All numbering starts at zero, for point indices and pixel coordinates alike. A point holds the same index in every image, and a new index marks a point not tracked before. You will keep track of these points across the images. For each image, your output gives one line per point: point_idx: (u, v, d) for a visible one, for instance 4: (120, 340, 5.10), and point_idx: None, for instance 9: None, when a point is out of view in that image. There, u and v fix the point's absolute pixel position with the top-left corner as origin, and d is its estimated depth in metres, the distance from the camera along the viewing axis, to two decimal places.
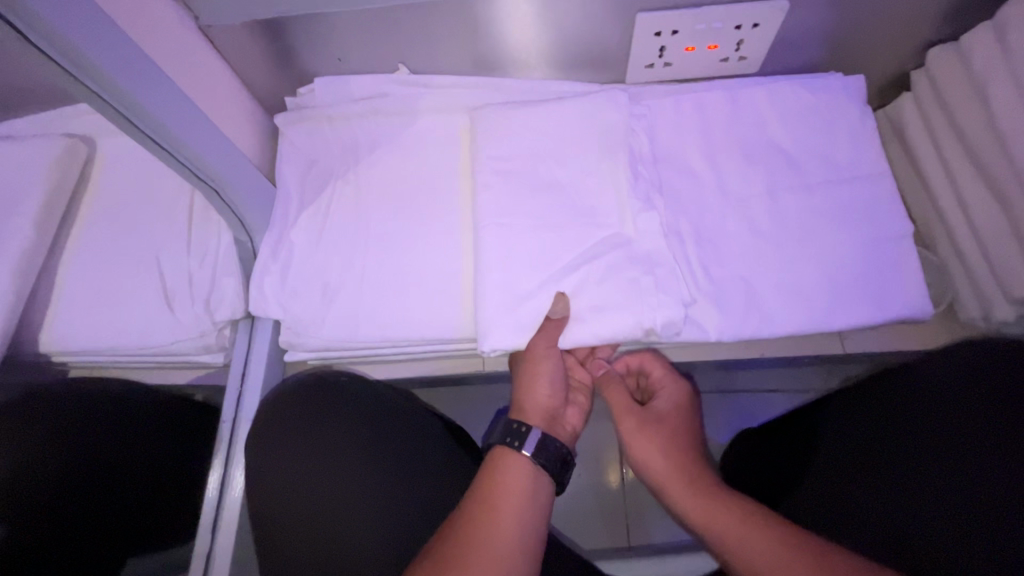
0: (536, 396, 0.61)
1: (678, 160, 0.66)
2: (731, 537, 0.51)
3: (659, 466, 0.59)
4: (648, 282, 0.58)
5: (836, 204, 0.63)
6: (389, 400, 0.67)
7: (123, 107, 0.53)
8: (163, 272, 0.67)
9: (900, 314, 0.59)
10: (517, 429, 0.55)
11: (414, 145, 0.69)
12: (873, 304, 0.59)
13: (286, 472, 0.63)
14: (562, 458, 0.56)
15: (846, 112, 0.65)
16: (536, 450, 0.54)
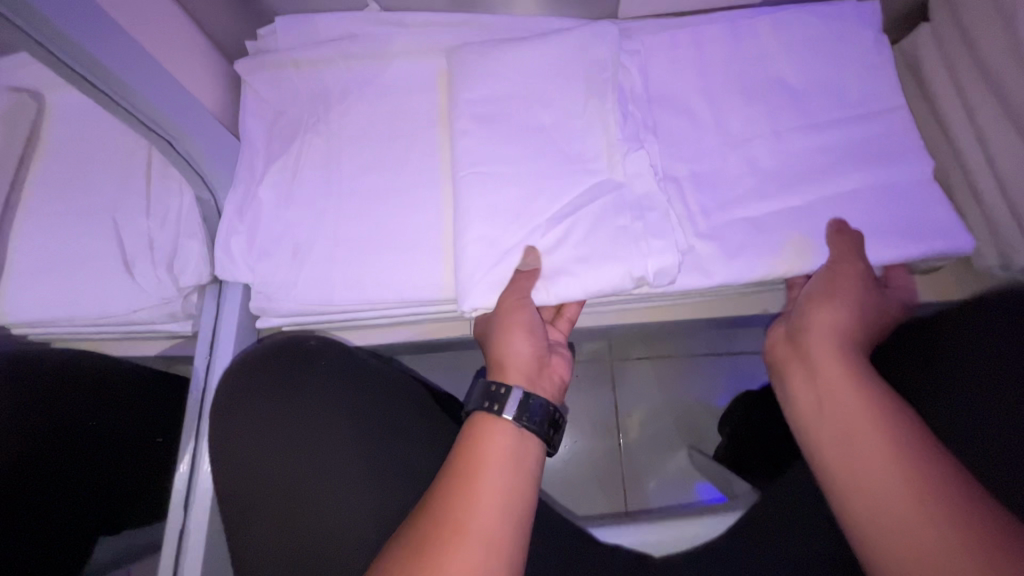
0: (513, 354, 0.55)
1: (675, 101, 0.60)
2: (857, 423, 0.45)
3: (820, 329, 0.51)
4: (638, 230, 0.54)
5: (847, 145, 0.58)
6: (367, 373, 0.63)
7: (59, 52, 0.46)
8: (121, 236, 0.62)
9: (936, 247, 0.53)
10: (494, 392, 0.51)
11: (389, 90, 0.63)
12: (903, 236, 0.54)
13: (253, 448, 0.59)
14: (550, 418, 0.52)
15: (859, 44, 0.60)
16: (520, 412, 0.50)
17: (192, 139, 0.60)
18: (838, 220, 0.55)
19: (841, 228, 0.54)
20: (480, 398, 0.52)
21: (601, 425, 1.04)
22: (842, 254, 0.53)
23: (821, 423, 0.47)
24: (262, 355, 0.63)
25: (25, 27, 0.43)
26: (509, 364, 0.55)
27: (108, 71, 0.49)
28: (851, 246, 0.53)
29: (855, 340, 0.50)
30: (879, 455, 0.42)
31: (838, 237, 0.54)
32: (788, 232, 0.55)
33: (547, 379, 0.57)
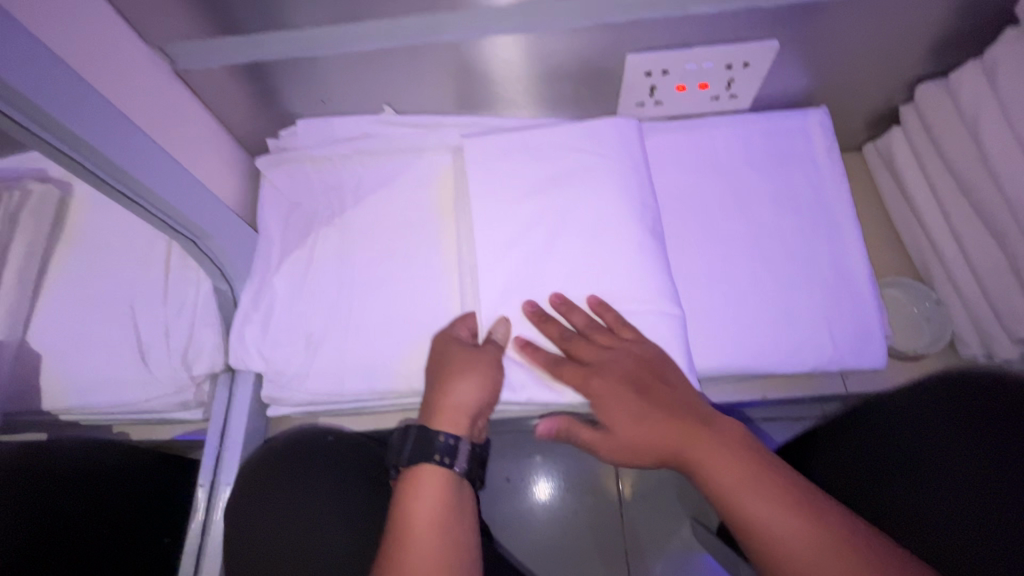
0: (452, 400, 0.54)
1: (672, 201, 0.65)
2: (757, 528, 0.44)
3: (678, 437, 0.49)
4: None
5: (827, 242, 0.63)
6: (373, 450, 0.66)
7: (110, 176, 0.49)
8: (138, 324, 0.64)
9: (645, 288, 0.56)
10: (451, 446, 0.52)
11: (403, 187, 0.66)
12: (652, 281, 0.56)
13: (267, 531, 0.59)
14: (482, 461, 0.55)
15: (834, 153, 0.66)
16: (468, 463, 0.53)
17: (214, 238, 0.61)
18: (531, 301, 0.56)
19: (598, 300, 0.56)
20: (427, 448, 0.53)
21: (601, 491, 1.03)
22: (590, 332, 0.55)
23: (745, 535, 0.44)
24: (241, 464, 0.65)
25: (72, 152, 0.45)
26: (452, 415, 0.54)
27: (144, 185, 0.51)
28: (587, 322, 0.56)
29: (687, 414, 0.50)
30: (804, 543, 0.42)
31: (573, 314, 0.56)
32: (780, 331, 0.59)
33: (481, 427, 0.57)
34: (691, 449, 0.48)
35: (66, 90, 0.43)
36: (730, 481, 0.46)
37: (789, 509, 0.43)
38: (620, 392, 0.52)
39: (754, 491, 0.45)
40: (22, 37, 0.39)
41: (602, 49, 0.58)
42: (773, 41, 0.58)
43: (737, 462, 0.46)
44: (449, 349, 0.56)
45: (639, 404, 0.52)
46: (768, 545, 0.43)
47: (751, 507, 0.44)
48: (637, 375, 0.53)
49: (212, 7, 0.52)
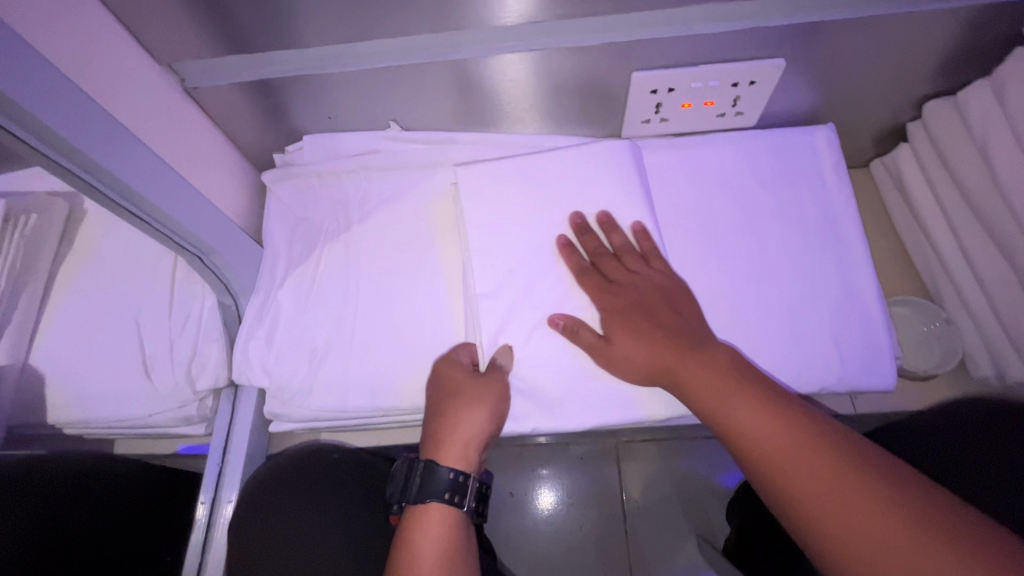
0: (459, 433, 0.55)
1: (679, 217, 0.65)
2: (736, 424, 0.45)
3: (670, 354, 0.51)
4: None
5: (834, 260, 0.62)
6: (379, 468, 0.66)
7: (115, 192, 0.49)
8: (143, 338, 0.64)
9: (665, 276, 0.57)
10: (460, 483, 0.54)
11: (408, 202, 0.66)
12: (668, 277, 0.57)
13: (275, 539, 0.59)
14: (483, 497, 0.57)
15: (841, 171, 0.66)
16: (475, 502, 0.55)
17: (220, 253, 0.61)
18: (579, 214, 0.60)
19: (640, 227, 0.59)
20: (434, 484, 0.54)
21: (605, 507, 1.02)
22: (620, 254, 0.58)
23: (727, 431, 0.46)
24: (244, 483, 0.65)
25: (79, 170, 0.45)
26: (458, 447, 0.55)
27: (149, 202, 0.51)
28: (624, 243, 0.58)
29: (682, 333, 0.52)
30: (780, 434, 0.43)
31: (611, 234, 0.59)
32: (787, 351, 0.59)
33: (482, 458, 0.59)
34: (680, 361, 0.50)
35: (75, 110, 0.43)
36: (714, 391, 0.47)
37: (770, 411, 0.44)
38: (630, 311, 0.54)
39: (735, 397, 0.46)
40: (31, 58, 0.40)
41: (608, 66, 0.58)
42: (778, 59, 0.59)
43: (725, 371, 0.48)
44: (454, 379, 0.57)
45: (647, 318, 0.54)
46: (747, 440, 0.44)
47: (732, 412, 0.46)
48: (650, 297, 0.55)
49: (221, 26, 0.52)
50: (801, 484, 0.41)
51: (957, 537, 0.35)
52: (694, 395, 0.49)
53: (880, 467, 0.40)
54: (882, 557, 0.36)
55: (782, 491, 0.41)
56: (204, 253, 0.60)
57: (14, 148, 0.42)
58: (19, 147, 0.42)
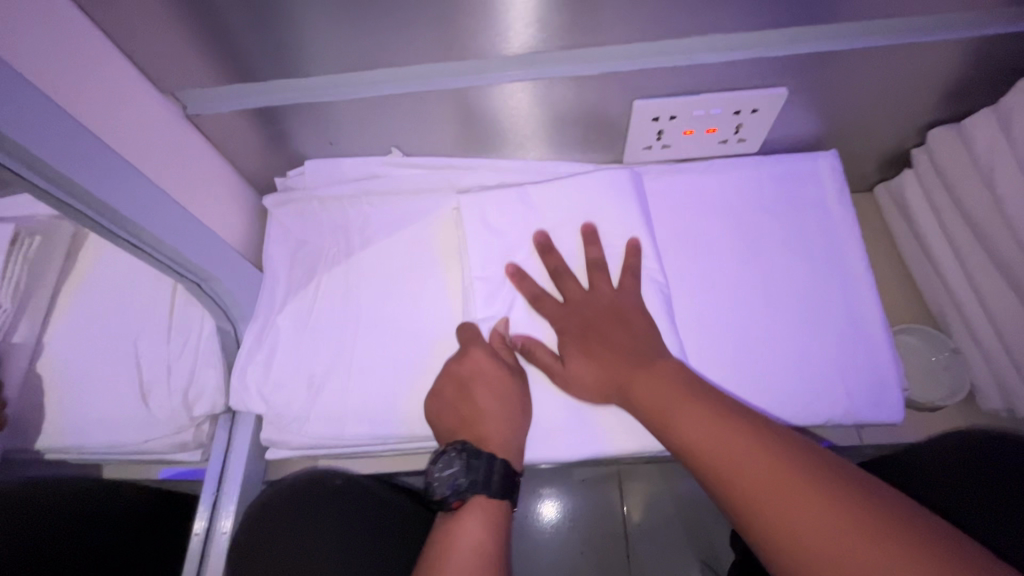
0: (516, 428, 0.56)
1: (679, 243, 0.64)
2: (682, 435, 0.46)
3: (623, 368, 0.53)
4: None
5: (838, 290, 0.61)
6: (378, 493, 0.65)
7: (113, 223, 0.49)
8: (141, 363, 0.63)
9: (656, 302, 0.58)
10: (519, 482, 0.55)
11: (409, 228, 0.66)
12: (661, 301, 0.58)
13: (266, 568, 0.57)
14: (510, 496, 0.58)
15: (845, 199, 0.65)
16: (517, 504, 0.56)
17: (219, 279, 0.61)
18: (542, 233, 0.60)
19: (637, 243, 0.59)
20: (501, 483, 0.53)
21: (607, 533, 1.00)
22: (590, 269, 0.58)
23: (675, 443, 0.47)
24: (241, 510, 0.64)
25: (73, 203, 0.45)
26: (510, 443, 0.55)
27: (148, 232, 0.51)
28: (599, 258, 0.59)
29: (634, 346, 0.54)
30: (721, 441, 0.44)
31: (588, 247, 0.59)
32: (790, 383, 0.58)
33: None
34: (632, 375, 0.52)
35: (74, 143, 0.43)
36: (665, 407, 0.48)
37: (711, 421, 0.46)
38: (587, 335, 0.56)
39: (688, 414, 0.47)
40: (27, 91, 0.39)
41: (609, 95, 0.58)
42: (780, 88, 0.58)
43: (673, 383, 0.50)
44: (498, 376, 0.56)
45: (599, 338, 0.55)
46: (691, 451, 0.45)
47: (684, 427, 0.46)
48: (603, 316, 0.56)
49: (222, 56, 0.53)
50: (742, 493, 0.41)
51: (913, 532, 0.35)
52: (651, 414, 0.49)
53: (818, 470, 0.40)
54: (843, 549, 0.35)
55: (727, 500, 0.42)
56: (203, 280, 0.60)
57: (9, 180, 0.42)
58: (14, 180, 0.42)
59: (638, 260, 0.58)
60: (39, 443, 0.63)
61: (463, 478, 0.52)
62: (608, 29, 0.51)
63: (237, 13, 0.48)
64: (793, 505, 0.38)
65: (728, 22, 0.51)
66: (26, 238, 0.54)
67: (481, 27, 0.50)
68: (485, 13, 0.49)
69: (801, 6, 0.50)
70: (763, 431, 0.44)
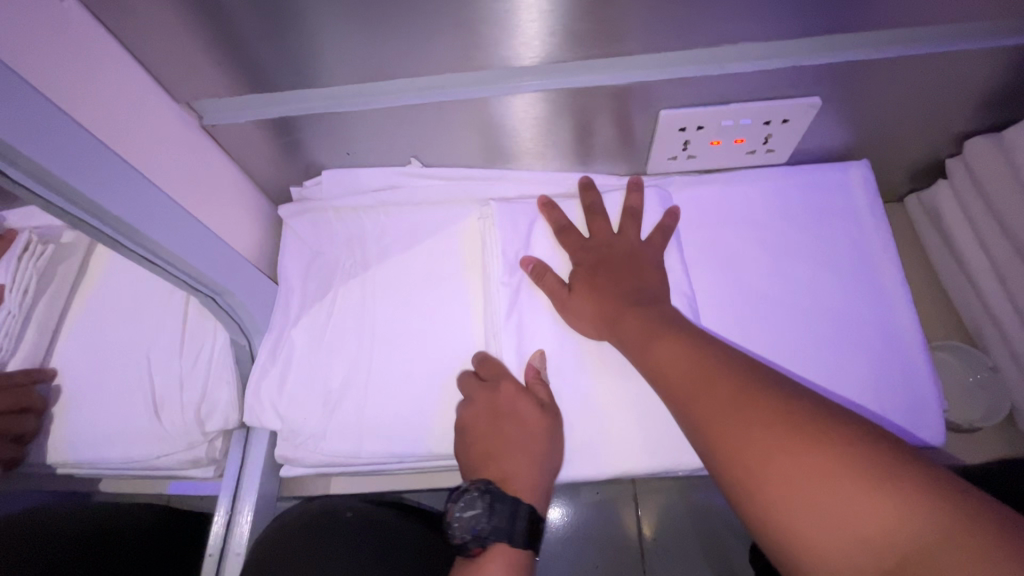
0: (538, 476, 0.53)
1: (704, 252, 0.62)
2: (656, 356, 0.48)
3: (612, 305, 0.54)
4: (657, 422, 0.55)
5: (871, 305, 0.59)
6: (381, 517, 0.62)
7: (122, 235, 0.47)
8: (154, 377, 0.62)
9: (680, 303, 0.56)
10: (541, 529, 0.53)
11: (429, 240, 0.64)
12: (686, 306, 0.56)
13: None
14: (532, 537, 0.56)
15: (878, 213, 0.63)
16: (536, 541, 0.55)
17: (233, 292, 0.60)
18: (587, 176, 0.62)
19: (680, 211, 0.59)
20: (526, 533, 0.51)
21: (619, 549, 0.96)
22: (625, 214, 0.59)
23: (648, 363, 0.49)
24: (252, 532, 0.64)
25: (83, 214, 0.43)
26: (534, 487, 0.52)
27: (159, 244, 0.49)
28: (637, 206, 0.59)
29: (629, 288, 0.54)
30: (688, 362, 0.46)
31: (629, 194, 0.60)
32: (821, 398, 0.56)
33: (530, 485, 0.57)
34: (621, 311, 0.53)
35: (86, 157, 0.42)
36: (644, 335, 0.50)
37: (684, 346, 0.47)
38: (593, 276, 0.56)
39: (664, 343, 0.48)
40: (38, 103, 0.38)
41: (635, 105, 0.57)
42: (812, 98, 0.56)
43: (658, 318, 0.51)
44: (529, 414, 0.53)
45: (607, 275, 0.56)
46: (660, 370, 0.48)
47: (657, 351, 0.48)
48: (621, 258, 0.56)
49: (239, 65, 0.51)
50: (701, 405, 0.43)
51: (841, 438, 0.37)
52: (631, 346, 0.51)
53: (777, 389, 0.41)
54: (773, 449, 0.38)
55: (684, 410, 0.44)
56: (217, 292, 0.58)
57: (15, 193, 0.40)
58: (21, 194, 0.40)
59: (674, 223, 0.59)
60: (50, 459, 0.61)
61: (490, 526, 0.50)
62: (637, 37, 0.50)
63: (254, 21, 0.46)
64: (745, 420, 0.40)
65: (762, 30, 0.49)
66: (39, 245, 0.52)
67: (503, 36, 0.49)
68: (509, 21, 0.47)
69: (839, 12, 0.48)
70: (735, 358, 0.45)
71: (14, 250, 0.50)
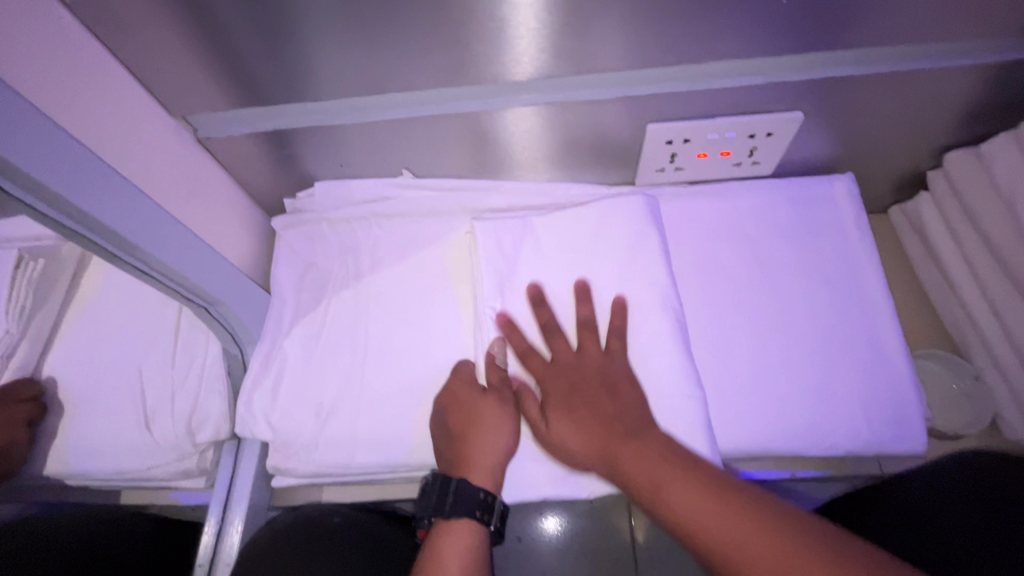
0: (484, 454, 0.54)
1: (692, 262, 0.63)
2: (673, 505, 0.45)
3: (608, 439, 0.51)
4: None
5: (857, 316, 0.60)
6: (361, 521, 0.62)
7: (118, 248, 0.48)
8: (146, 389, 0.62)
9: (672, 307, 0.57)
10: (487, 503, 0.53)
11: (423, 251, 0.65)
12: (673, 315, 0.56)
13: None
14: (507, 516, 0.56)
15: (863, 224, 0.64)
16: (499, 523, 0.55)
17: (227, 303, 0.60)
18: (535, 285, 0.59)
19: (622, 303, 0.57)
20: (465, 503, 0.53)
21: None
22: (580, 327, 0.56)
23: (664, 511, 0.46)
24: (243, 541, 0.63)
25: (78, 227, 0.44)
26: (486, 469, 0.54)
27: (153, 255, 0.50)
28: (589, 315, 0.57)
29: (614, 414, 0.52)
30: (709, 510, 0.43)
31: (579, 304, 0.57)
32: (806, 406, 0.57)
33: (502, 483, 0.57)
34: (619, 447, 0.50)
35: (81, 170, 0.42)
36: (653, 479, 0.47)
37: (696, 491, 0.45)
38: (572, 401, 0.54)
39: (676, 485, 0.46)
40: (36, 117, 0.39)
41: (623, 118, 0.58)
42: (795, 113, 0.58)
43: (656, 452, 0.48)
44: (470, 398, 0.56)
45: (583, 398, 0.53)
46: (679, 519, 0.44)
47: (674, 501, 0.45)
48: (591, 381, 0.54)
49: (233, 80, 0.52)
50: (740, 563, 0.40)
51: None
52: (643, 490, 0.47)
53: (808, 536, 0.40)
54: None
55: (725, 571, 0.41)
56: (210, 303, 0.58)
57: (12, 207, 0.41)
58: (18, 208, 0.41)
59: (623, 321, 0.56)
60: (49, 468, 0.62)
61: (429, 508, 0.55)
62: (625, 54, 0.51)
63: (248, 37, 0.47)
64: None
65: (745, 48, 0.51)
66: (31, 262, 0.52)
67: (493, 53, 0.50)
68: (498, 39, 0.48)
69: (819, 31, 0.49)
70: (751, 500, 0.43)
71: (5, 268, 0.50)
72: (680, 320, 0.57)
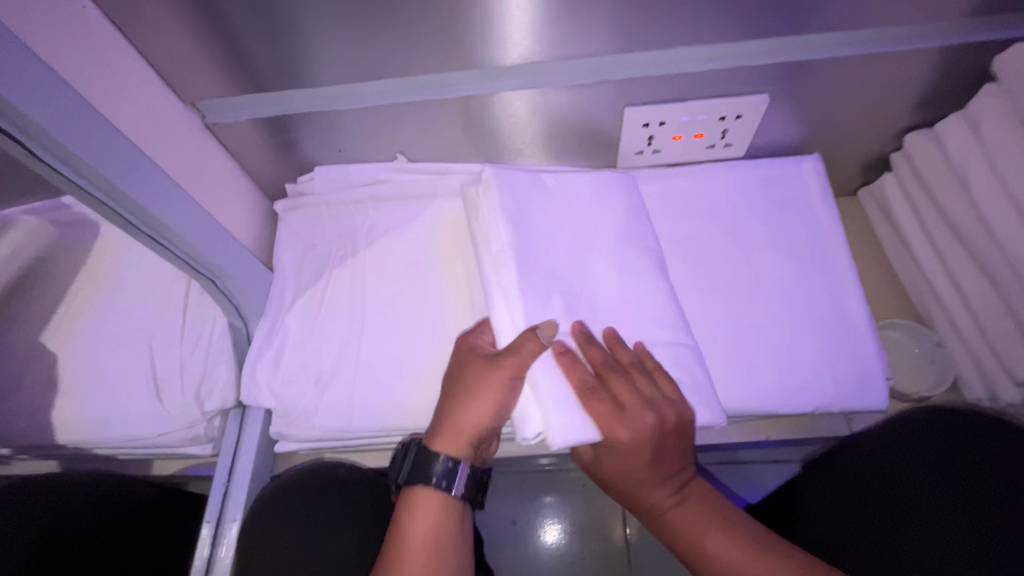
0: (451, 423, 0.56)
1: (669, 236, 0.68)
2: (715, 552, 0.50)
3: (658, 487, 0.54)
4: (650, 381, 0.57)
5: (823, 282, 0.64)
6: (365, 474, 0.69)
7: (136, 217, 0.51)
8: (156, 360, 0.66)
9: (657, 265, 0.61)
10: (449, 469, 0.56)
11: (416, 230, 0.69)
12: (658, 272, 0.61)
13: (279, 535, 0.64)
14: (480, 483, 0.59)
15: (829, 200, 0.68)
16: (465, 486, 0.57)
17: (233, 278, 0.64)
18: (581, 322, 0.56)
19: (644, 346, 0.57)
20: (424, 470, 0.57)
21: (604, 536, 0.98)
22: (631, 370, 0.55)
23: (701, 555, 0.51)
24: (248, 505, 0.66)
25: (98, 194, 0.48)
26: (453, 435, 0.56)
27: (167, 226, 0.54)
28: (632, 359, 0.55)
29: (676, 460, 0.54)
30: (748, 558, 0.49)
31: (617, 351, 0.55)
32: (776, 365, 0.61)
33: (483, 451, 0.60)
34: (666, 493, 0.54)
35: (104, 141, 0.46)
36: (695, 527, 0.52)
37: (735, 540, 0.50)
38: (637, 454, 0.53)
39: (717, 535, 0.51)
40: (63, 88, 0.43)
41: (602, 102, 0.62)
42: (761, 96, 0.62)
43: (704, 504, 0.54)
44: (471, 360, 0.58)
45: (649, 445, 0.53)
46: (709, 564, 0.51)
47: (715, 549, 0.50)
48: (659, 433, 0.52)
49: (240, 67, 0.57)
50: None
51: None
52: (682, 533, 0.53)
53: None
54: None
55: None
56: (218, 276, 0.62)
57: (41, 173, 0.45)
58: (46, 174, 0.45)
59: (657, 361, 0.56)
60: (60, 437, 0.65)
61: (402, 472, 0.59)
62: (601, 38, 0.55)
63: (254, 24, 0.52)
64: None
65: (712, 32, 0.55)
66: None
67: (479, 38, 0.54)
68: (484, 25, 0.53)
69: (777, 17, 0.54)
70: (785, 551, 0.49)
71: None
72: (663, 279, 0.61)
